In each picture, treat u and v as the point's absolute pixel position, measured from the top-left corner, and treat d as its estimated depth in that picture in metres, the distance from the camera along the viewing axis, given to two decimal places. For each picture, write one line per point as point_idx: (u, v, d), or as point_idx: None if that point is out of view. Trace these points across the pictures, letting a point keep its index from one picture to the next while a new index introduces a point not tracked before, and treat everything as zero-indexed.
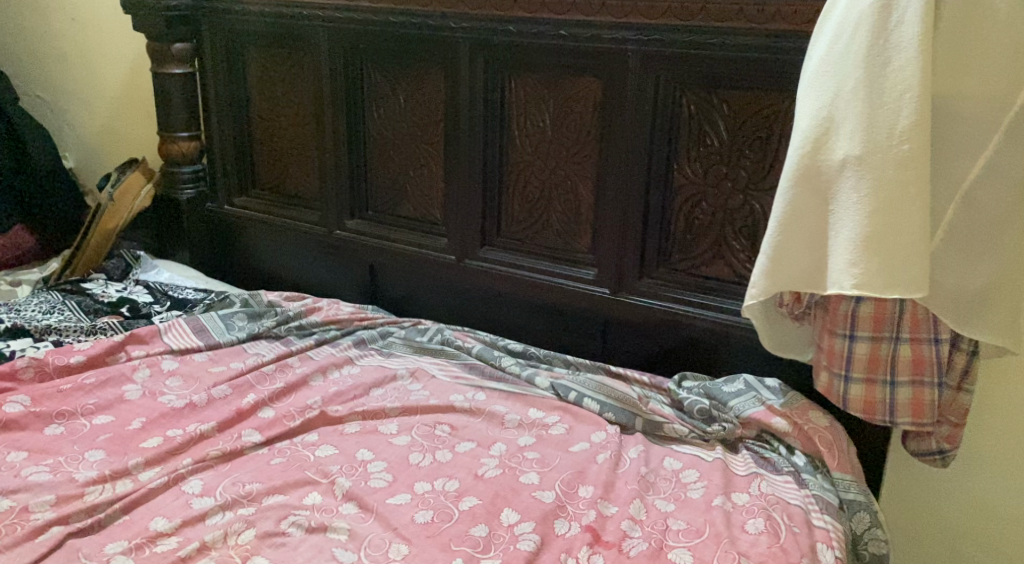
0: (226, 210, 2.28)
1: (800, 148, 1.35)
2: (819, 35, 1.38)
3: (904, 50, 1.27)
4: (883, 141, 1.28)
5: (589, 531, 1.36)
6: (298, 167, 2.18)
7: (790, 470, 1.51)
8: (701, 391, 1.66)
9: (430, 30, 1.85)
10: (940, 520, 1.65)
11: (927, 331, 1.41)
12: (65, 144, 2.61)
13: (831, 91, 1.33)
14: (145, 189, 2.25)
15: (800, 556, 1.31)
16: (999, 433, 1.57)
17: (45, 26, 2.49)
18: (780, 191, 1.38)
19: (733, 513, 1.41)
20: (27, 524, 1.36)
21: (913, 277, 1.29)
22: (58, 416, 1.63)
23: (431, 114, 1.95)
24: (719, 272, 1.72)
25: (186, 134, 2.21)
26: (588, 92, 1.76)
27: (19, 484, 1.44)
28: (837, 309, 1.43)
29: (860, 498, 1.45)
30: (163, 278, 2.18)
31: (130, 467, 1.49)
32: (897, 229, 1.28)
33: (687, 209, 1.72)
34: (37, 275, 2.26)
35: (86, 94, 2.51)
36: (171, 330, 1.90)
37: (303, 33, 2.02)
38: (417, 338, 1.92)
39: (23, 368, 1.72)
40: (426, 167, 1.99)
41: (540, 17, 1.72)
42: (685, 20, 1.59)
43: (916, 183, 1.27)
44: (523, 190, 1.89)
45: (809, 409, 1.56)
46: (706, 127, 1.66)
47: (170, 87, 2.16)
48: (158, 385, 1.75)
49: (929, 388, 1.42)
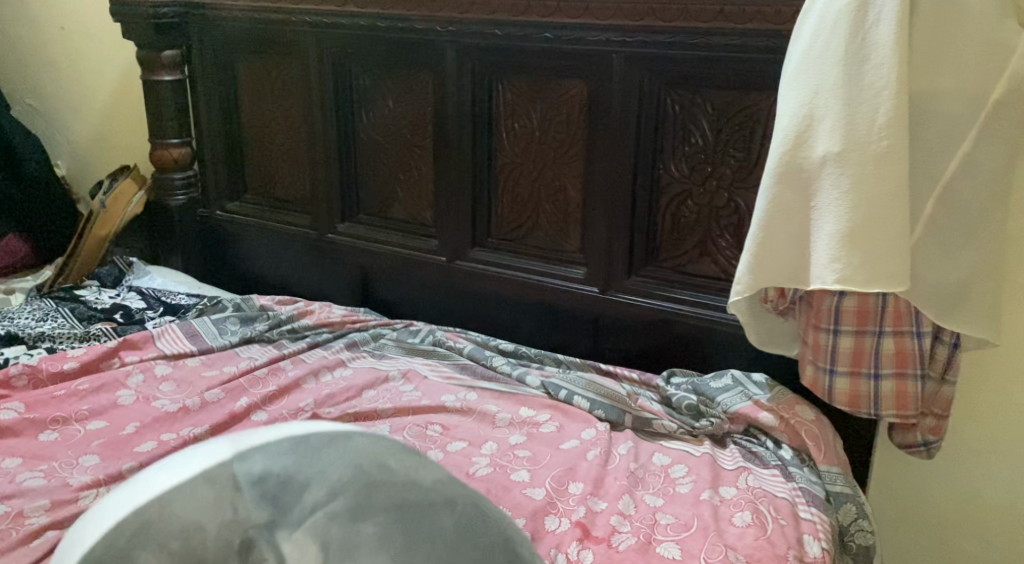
0: (218, 216, 2.30)
1: (781, 145, 1.38)
2: (799, 34, 1.39)
3: (881, 48, 1.29)
4: (862, 137, 1.30)
5: (579, 527, 1.38)
6: (288, 171, 2.20)
7: (778, 464, 1.53)
8: (689, 387, 1.68)
9: (418, 35, 1.87)
10: (929, 512, 1.67)
11: (909, 325, 1.43)
12: (56, 152, 2.63)
13: (811, 89, 1.35)
14: (138, 196, 2.27)
15: (786, 548, 1.33)
16: (984, 424, 1.59)
17: (35, 35, 2.52)
18: (763, 188, 1.40)
19: (721, 507, 1.43)
20: (22, 528, 1.37)
21: (894, 271, 1.31)
22: (51, 422, 1.65)
23: (419, 117, 1.96)
24: (707, 269, 1.74)
25: (177, 140, 2.24)
26: (575, 92, 1.78)
27: (14, 490, 1.46)
28: (822, 303, 1.44)
29: (847, 490, 1.48)
30: (157, 283, 2.20)
31: (124, 470, 1.51)
32: (878, 223, 1.30)
33: (673, 208, 1.74)
34: (30, 283, 2.27)
35: (76, 101, 2.53)
36: (164, 336, 1.92)
37: (293, 39, 2.04)
38: (409, 339, 1.95)
39: (17, 376, 1.74)
40: (415, 170, 2.01)
41: (524, 20, 1.74)
42: (669, 22, 1.61)
43: (894, 178, 1.29)
44: (512, 191, 1.91)
45: (795, 403, 1.57)
46: (690, 126, 1.68)
47: (159, 94, 2.19)
48: (152, 391, 1.77)
49: (912, 381, 1.44)
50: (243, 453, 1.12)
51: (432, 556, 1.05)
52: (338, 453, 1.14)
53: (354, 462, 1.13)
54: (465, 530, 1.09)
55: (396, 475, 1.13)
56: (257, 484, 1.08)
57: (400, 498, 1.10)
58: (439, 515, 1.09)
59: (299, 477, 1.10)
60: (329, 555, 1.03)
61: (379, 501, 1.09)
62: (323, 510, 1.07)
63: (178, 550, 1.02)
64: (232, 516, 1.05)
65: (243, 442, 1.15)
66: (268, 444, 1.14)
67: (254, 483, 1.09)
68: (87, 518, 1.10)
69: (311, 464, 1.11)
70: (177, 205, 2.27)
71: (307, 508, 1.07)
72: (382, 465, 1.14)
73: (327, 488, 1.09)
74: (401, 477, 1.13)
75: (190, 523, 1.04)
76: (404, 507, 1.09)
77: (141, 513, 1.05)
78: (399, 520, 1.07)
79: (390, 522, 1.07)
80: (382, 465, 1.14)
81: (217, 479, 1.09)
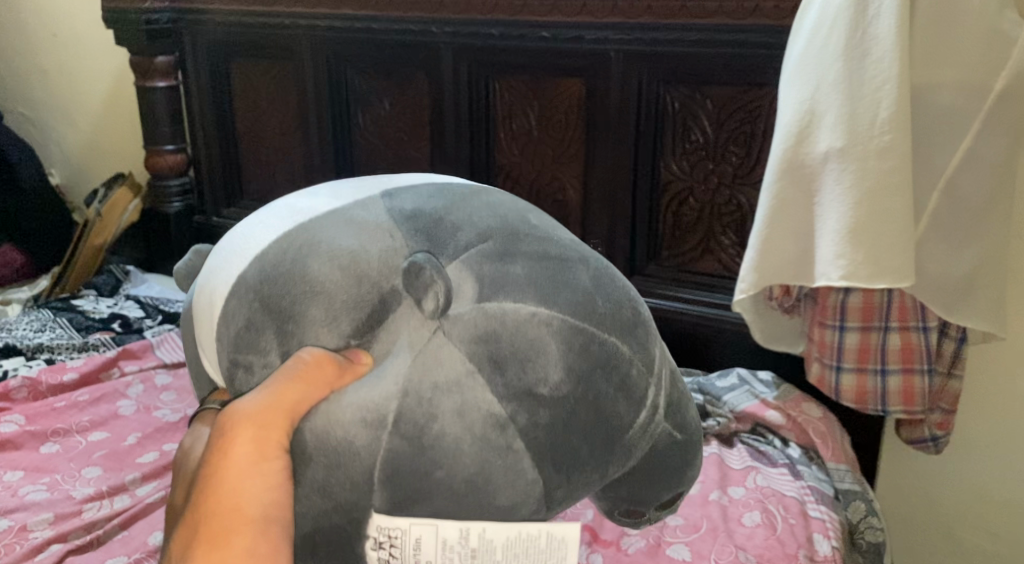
0: (214, 221, 2.29)
1: (783, 142, 1.37)
2: (798, 31, 1.38)
3: (881, 42, 1.28)
4: (864, 132, 1.29)
5: (588, 530, 1.37)
6: (285, 176, 2.18)
7: (786, 462, 1.52)
8: (694, 386, 1.65)
9: (414, 37, 1.86)
10: (939, 507, 1.66)
11: (915, 320, 1.41)
12: (51, 161, 2.61)
13: (812, 84, 1.34)
14: (133, 205, 2.27)
15: (797, 547, 1.32)
16: (991, 418, 1.58)
17: (27, 43, 2.50)
18: (766, 185, 1.39)
19: (730, 507, 1.42)
20: (26, 543, 1.36)
21: (898, 266, 1.30)
22: (52, 434, 1.63)
23: (417, 119, 1.95)
24: (710, 267, 1.73)
25: (171, 147, 2.22)
26: (572, 92, 1.76)
27: (17, 504, 1.44)
28: (826, 300, 1.43)
29: (855, 487, 1.48)
30: (155, 291, 2.18)
31: (127, 483, 1.49)
32: (882, 218, 1.29)
33: (675, 206, 1.73)
34: (25, 293, 2.22)
35: (70, 110, 2.51)
36: (164, 345, 1.92)
37: (287, 42, 2.03)
38: None
39: (16, 389, 1.72)
40: (413, 173, 1.99)
41: (521, 20, 1.73)
42: (667, 19, 1.60)
43: (896, 173, 1.28)
44: (512, 192, 1.89)
45: (802, 401, 1.57)
46: (690, 123, 1.66)
47: (153, 101, 2.18)
48: (153, 400, 1.75)
49: (919, 375, 1.43)
50: (391, 193, 0.99)
51: (581, 306, 0.92)
52: (482, 200, 0.99)
53: (501, 210, 0.98)
54: (604, 285, 0.95)
55: (540, 229, 0.98)
56: (406, 219, 0.95)
57: (545, 250, 0.95)
58: (577, 268, 0.95)
59: (449, 216, 0.95)
60: (486, 289, 0.91)
61: (526, 248, 0.94)
62: (478, 250, 0.93)
63: (335, 273, 0.91)
64: (389, 244, 0.93)
65: (386, 182, 1.02)
66: (414, 187, 1.00)
67: (404, 217, 0.95)
68: (231, 242, 1.01)
69: (461, 204, 0.97)
70: (174, 211, 2.27)
71: (463, 246, 0.93)
72: (525, 218, 0.98)
73: (484, 229, 0.95)
74: (544, 231, 0.97)
75: (342, 250, 0.92)
76: (556, 259, 0.95)
77: (294, 238, 0.95)
78: (554, 268, 0.94)
79: (542, 265, 0.93)
80: (527, 219, 0.98)
81: (369, 210, 0.96)
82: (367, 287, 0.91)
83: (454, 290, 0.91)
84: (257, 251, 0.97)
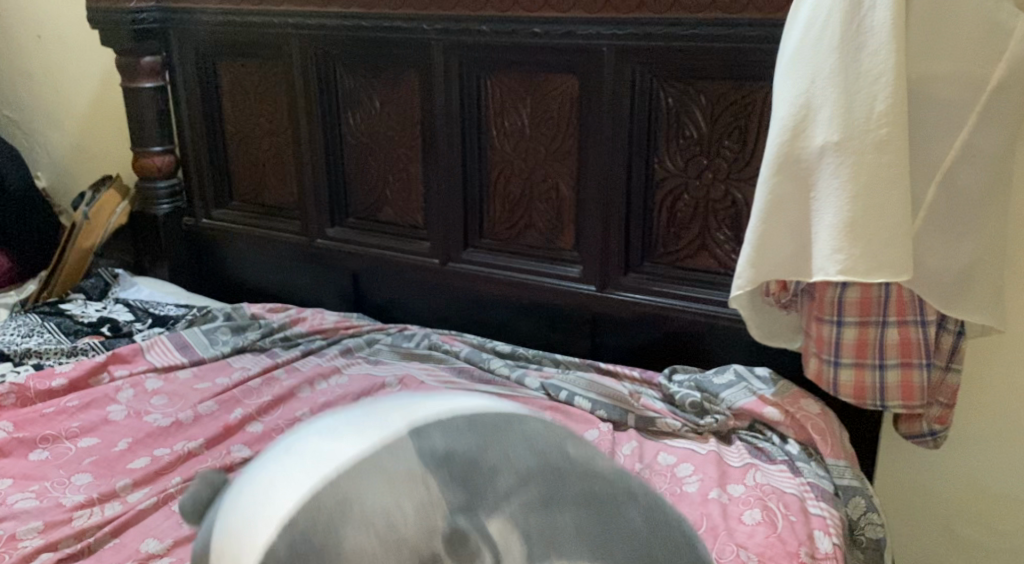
0: (203, 224, 2.26)
1: (778, 137, 1.35)
2: (792, 23, 1.37)
3: (877, 34, 1.27)
4: (861, 125, 1.28)
5: None
6: (275, 177, 2.16)
7: (785, 459, 1.51)
8: (691, 383, 1.65)
9: (403, 35, 1.84)
10: (937, 501, 1.65)
11: (913, 314, 1.40)
12: (36, 163, 2.57)
13: (807, 78, 1.32)
14: (120, 207, 2.21)
15: (798, 545, 1.31)
16: (989, 411, 1.58)
17: (12, 45, 2.47)
18: (762, 181, 1.38)
19: (730, 505, 1.40)
20: (15, 552, 1.33)
21: (897, 260, 1.29)
22: (41, 441, 1.61)
23: (407, 117, 1.93)
24: (705, 264, 1.71)
25: (160, 148, 2.19)
26: (564, 88, 1.75)
27: (5, 513, 1.42)
28: (824, 295, 1.42)
29: (855, 483, 1.46)
30: (144, 294, 2.15)
31: (119, 489, 1.47)
32: (880, 212, 1.28)
33: (669, 203, 1.72)
34: (13, 299, 2.19)
35: (55, 112, 2.48)
36: (154, 348, 1.88)
37: (275, 42, 2.01)
38: (404, 344, 1.90)
39: (4, 395, 1.70)
40: (404, 172, 1.97)
41: (512, 16, 1.71)
42: (659, 14, 1.59)
43: (894, 166, 1.27)
44: (504, 190, 1.88)
45: (800, 397, 1.56)
46: (683, 118, 1.65)
47: (140, 101, 2.14)
48: (143, 405, 1.72)
49: (918, 370, 1.42)
50: (417, 428, 0.98)
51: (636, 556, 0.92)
52: (516, 439, 0.99)
53: (539, 445, 0.99)
54: (656, 523, 0.96)
55: (580, 462, 0.99)
56: (438, 466, 0.94)
57: (591, 487, 0.96)
58: (625, 507, 0.96)
59: (486, 461, 0.96)
60: (537, 549, 0.90)
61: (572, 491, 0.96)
62: (523, 500, 0.93)
63: (372, 540, 0.88)
64: (426, 499, 0.92)
65: (403, 413, 1.01)
66: (440, 419, 1.00)
67: (438, 463, 0.94)
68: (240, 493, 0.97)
69: (494, 446, 0.98)
70: (163, 214, 2.22)
71: (507, 497, 0.93)
72: (562, 450, 1.00)
73: (524, 476, 0.95)
74: (586, 464, 0.99)
75: (376, 511, 0.90)
76: (602, 496, 0.96)
77: (323, 491, 0.91)
78: (604, 515, 0.94)
79: (588, 512, 0.94)
80: (566, 451, 1.00)
81: (396, 456, 0.95)
82: (407, 551, 0.89)
83: (503, 550, 0.90)
84: (272, 511, 0.92)
